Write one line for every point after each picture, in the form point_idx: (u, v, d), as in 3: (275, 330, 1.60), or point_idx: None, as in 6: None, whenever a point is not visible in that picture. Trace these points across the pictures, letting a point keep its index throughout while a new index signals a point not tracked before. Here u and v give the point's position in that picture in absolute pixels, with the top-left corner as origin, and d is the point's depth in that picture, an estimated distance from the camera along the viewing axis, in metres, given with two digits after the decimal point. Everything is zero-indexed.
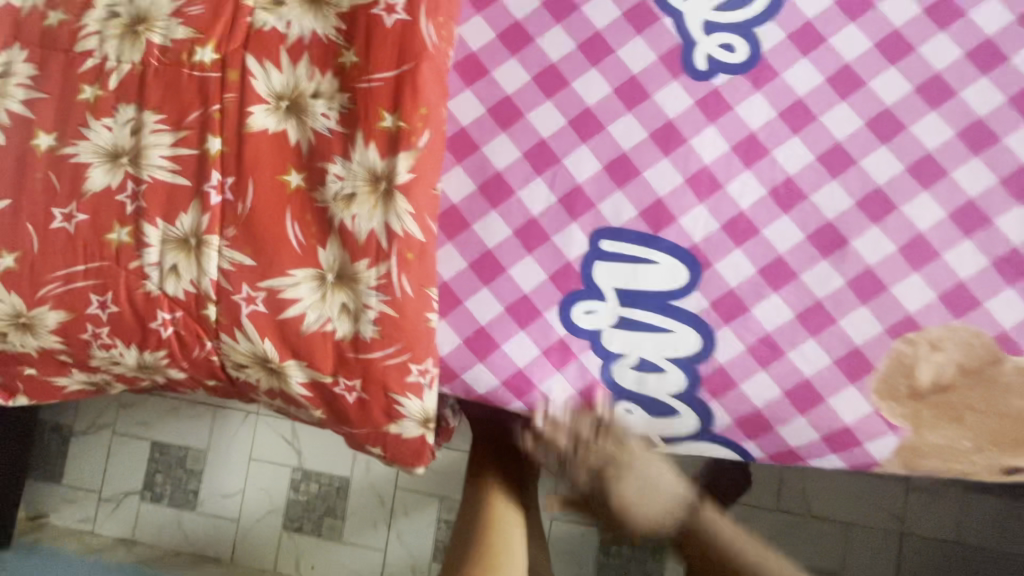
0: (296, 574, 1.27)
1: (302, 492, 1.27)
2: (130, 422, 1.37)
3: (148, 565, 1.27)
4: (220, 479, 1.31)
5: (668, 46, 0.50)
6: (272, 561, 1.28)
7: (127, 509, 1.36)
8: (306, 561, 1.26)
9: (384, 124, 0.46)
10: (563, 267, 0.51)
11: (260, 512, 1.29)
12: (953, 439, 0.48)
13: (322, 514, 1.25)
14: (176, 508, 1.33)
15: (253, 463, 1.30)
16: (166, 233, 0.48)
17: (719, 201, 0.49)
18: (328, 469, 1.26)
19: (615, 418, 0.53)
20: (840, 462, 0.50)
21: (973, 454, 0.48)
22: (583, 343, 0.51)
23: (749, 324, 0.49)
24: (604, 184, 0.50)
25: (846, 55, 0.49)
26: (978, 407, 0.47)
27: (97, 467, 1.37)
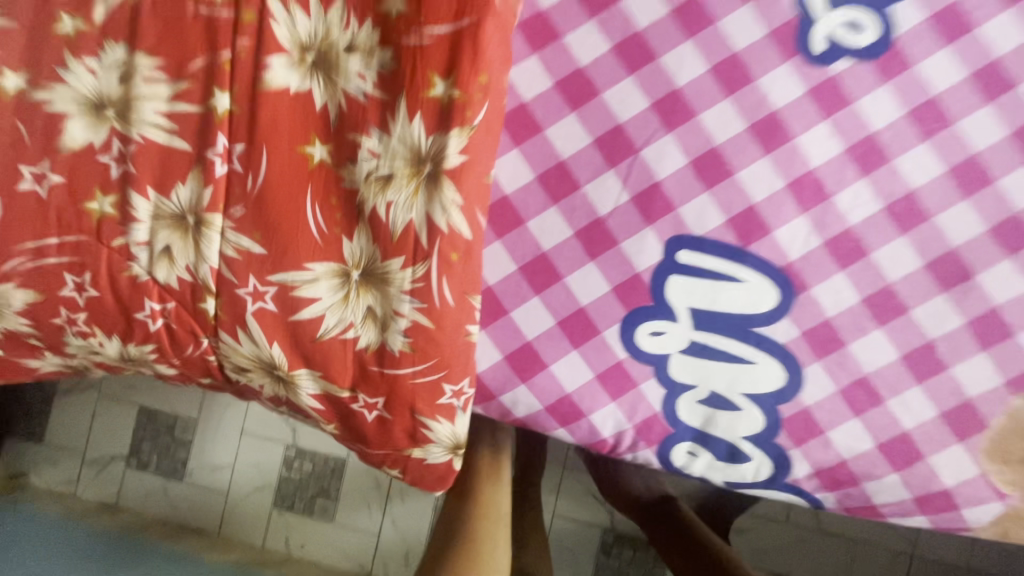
0: (284, 553, 1.16)
1: (294, 470, 1.16)
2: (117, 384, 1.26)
3: (131, 533, 1.16)
4: (210, 448, 1.20)
5: (781, 20, 0.40)
6: (261, 536, 1.18)
7: (111, 473, 1.26)
8: (295, 540, 1.16)
9: (434, 92, 0.37)
10: (630, 280, 0.43)
11: (250, 487, 1.18)
12: None
13: (314, 494, 1.15)
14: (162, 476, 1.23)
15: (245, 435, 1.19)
16: (158, 207, 0.39)
17: (825, 216, 0.41)
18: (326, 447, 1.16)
19: (677, 460, 0.46)
20: (927, 524, 0.44)
21: None
22: (646, 370, 0.44)
23: (844, 362, 0.42)
24: (689, 184, 0.42)
25: (998, 48, 0.39)
26: None
27: (80, 428, 1.27)
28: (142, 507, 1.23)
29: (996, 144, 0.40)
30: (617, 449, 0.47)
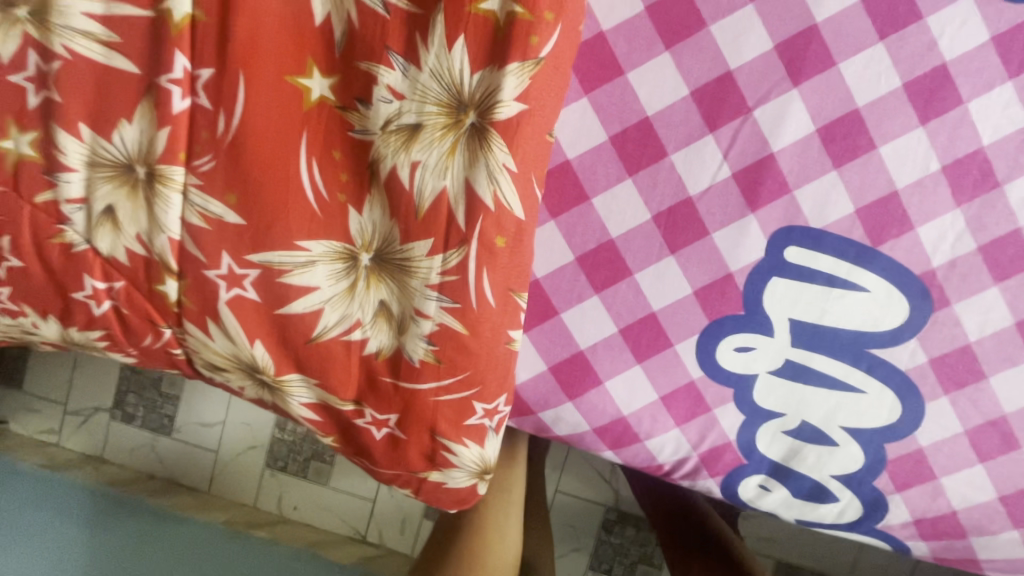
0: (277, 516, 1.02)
1: (289, 431, 1.03)
2: None
3: (114, 484, 0.99)
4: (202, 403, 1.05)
5: None
6: (254, 497, 1.03)
7: (93, 424, 1.09)
8: (288, 502, 1.02)
9: (484, 8, 0.26)
10: (719, 280, 0.33)
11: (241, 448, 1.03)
12: None
13: (308, 458, 1.01)
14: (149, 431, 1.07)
15: None
16: (96, 153, 0.29)
17: (986, 210, 0.31)
18: None
19: (743, 493, 0.38)
20: None
21: None
22: (724, 393, 0.35)
23: (978, 400, 0.33)
24: (813, 157, 0.31)
25: None
26: None
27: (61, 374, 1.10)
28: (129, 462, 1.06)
29: None
30: (674, 478, 0.39)
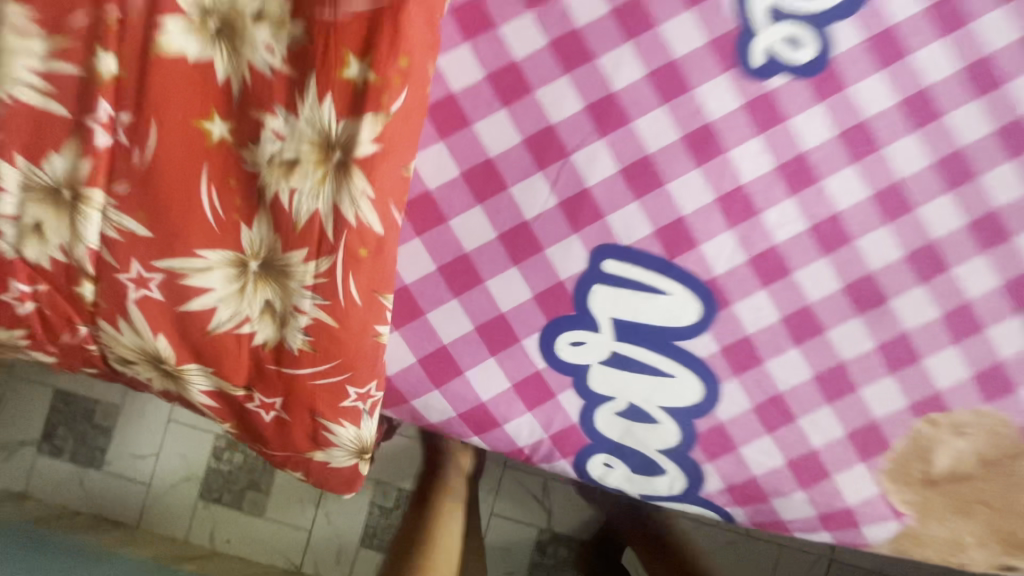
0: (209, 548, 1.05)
1: (224, 461, 1.06)
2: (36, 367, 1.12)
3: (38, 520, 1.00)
4: (135, 436, 1.08)
5: (723, 29, 0.40)
6: (184, 529, 1.05)
7: (20, 459, 1.09)
8: (221, 534, 1.04)
9: (348, 73, 0.34)
10: (553, 287, 0.41)
11: (174, 478, 1.05)
12: (957, 533, 0.43)
13: (243, 487, 1.04)
14: (77, 465, 1.08)
15: (173, 424, 1.08)
16: (30, 178, 0.35)
17: (751, 232, 0.41)
18: None
19: (591, 471, 0.45)
20: (829, 539, 0.45)
21: (975, 551, 0.43)
22: (565, 381, 0.43)
23: (760, 381, 0.42)
24: (618, 191, 0.40)
25: (931, 76, 0.40)
26: (992, 504, 0.42)
27: None
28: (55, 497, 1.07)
29: (916, 171, 0.41)
30: (534, 460, 0.46)
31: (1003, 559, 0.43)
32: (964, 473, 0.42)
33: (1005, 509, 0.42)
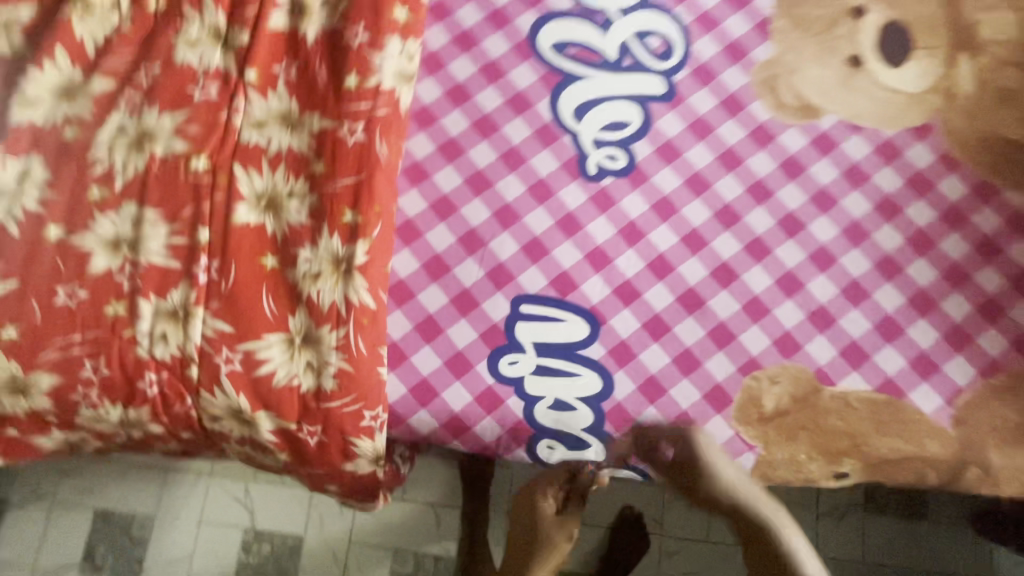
0: None
1: (253, 554, 1.12)
2: (61, 489, 1.13)
3: None
4: (169, 542, 1.12)
5: (568, 156, 0.66)
6: None
7: None
8: None
9: (346, 218, 0.58)
10: (491, 327, 0.63)
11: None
12: (790, 452, 0.63)
13: None
14: None
15: (203, 526, 1.12)
16: (158, 307, 0.57)
17: (611, 273, 0.64)
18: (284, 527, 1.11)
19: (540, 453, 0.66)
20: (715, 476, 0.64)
21: (807, 463, 0.63)
22: (509, 389, 0.63)
23: (638, 368, 0.63)
24: (522, 260, 0.64)
25: (697, 164, 0.66)
26: (805, 426, 0.62)
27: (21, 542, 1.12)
28: None
29: (703, 221, 0.65)
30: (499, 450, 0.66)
31: (827, 465, 0.62)
32: (783, 411, 0.62)
33: (815, 427, 0.62)
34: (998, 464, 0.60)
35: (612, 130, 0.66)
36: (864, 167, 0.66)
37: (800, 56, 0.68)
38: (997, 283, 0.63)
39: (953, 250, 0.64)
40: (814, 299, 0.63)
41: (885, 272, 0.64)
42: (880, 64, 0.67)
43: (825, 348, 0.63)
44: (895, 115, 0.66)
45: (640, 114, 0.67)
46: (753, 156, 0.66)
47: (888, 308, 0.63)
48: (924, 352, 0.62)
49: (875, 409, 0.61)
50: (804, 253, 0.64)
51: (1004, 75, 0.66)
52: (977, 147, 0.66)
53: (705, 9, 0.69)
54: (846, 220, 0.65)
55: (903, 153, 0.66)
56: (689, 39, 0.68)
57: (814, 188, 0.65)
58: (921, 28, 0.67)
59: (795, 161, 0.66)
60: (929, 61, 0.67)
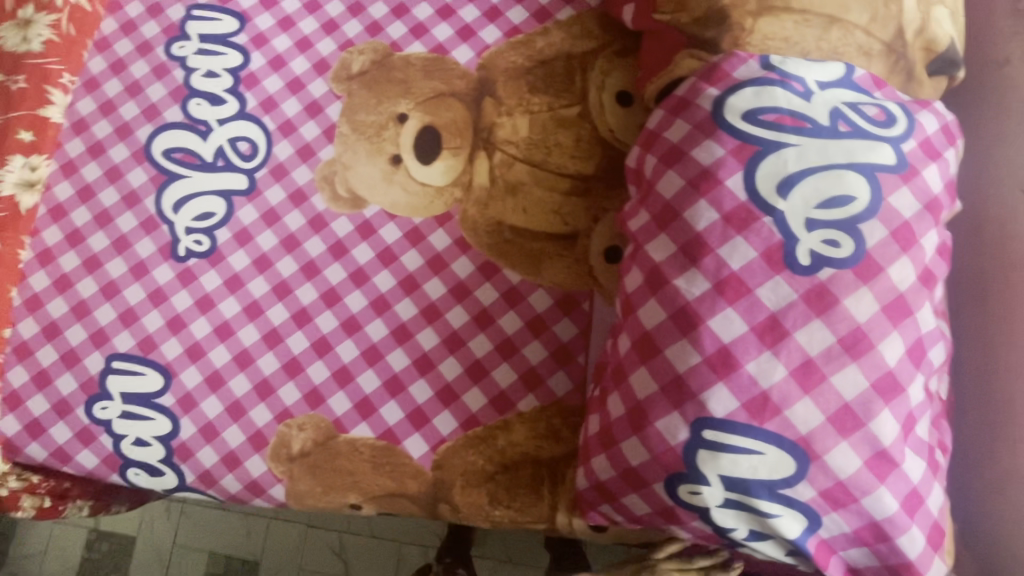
0: None
1: (134, 553, 1.56)
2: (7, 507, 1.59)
3: None
4: (70, 546, 1.57)
5: (164, 241, 0.84)
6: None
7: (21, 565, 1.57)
8: None
9: None
10: (87, 379, 0.81)
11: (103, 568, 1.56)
12: (328, 483, 0.77)
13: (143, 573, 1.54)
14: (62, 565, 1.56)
15: (97, 532, 1.57)
16: None
17: (184, 335, 0.81)
18: (195, 540, 1.55)
19: (225, 486, 0.79)
20: (263, 504, 0.80)
21: (411, 494, 0.75)
22: (101, 428, 0.81)
23: (198, 414, 0.79)
24: (117, 325, 0.82)
25: (264, 247, 0.83)
26: (350, 475, 0.76)
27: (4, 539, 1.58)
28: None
29: (262, 293, 0.81)
30: (107, 477, 0.82)
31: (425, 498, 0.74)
32: (307, 451, 0.77)
33: (373, 460, 0.76)
34: (461, 502, 0.73)
35: (199, 219, 0.84)
36: (394, 249, 0.80)
37: (354, 158, 0.83)
38: (485, 347, 0.76)
39: (455, 320, 0.77)
40: (339, 359, 0.78)
41: (398, 338, 0.78)
42: (415, 163, 0.82)
43: (345, 401, 0.77)
44: (425, 206, 0.81)
45: (227, 207, 0.84)
46: (309, 240, 0.82)
47: (397, 366, 0.77)
48: (420, 405, 0.76)
49: (374, 452, 0.76)
50: (337, 320, 0.79)
51: (513, 171, 0.80)
52: (485, 235, 0.79)
53: (286, 120, 0.86)
54: (375, 293, 0.79)
55: (426, 237, 0.80)
56: (271, 144, 0.86)
57: (353, 266, 0.81)
58: (450, 133, 0.82)
59: (341, 245, 0.81)
60: (454, 161, 0.81)
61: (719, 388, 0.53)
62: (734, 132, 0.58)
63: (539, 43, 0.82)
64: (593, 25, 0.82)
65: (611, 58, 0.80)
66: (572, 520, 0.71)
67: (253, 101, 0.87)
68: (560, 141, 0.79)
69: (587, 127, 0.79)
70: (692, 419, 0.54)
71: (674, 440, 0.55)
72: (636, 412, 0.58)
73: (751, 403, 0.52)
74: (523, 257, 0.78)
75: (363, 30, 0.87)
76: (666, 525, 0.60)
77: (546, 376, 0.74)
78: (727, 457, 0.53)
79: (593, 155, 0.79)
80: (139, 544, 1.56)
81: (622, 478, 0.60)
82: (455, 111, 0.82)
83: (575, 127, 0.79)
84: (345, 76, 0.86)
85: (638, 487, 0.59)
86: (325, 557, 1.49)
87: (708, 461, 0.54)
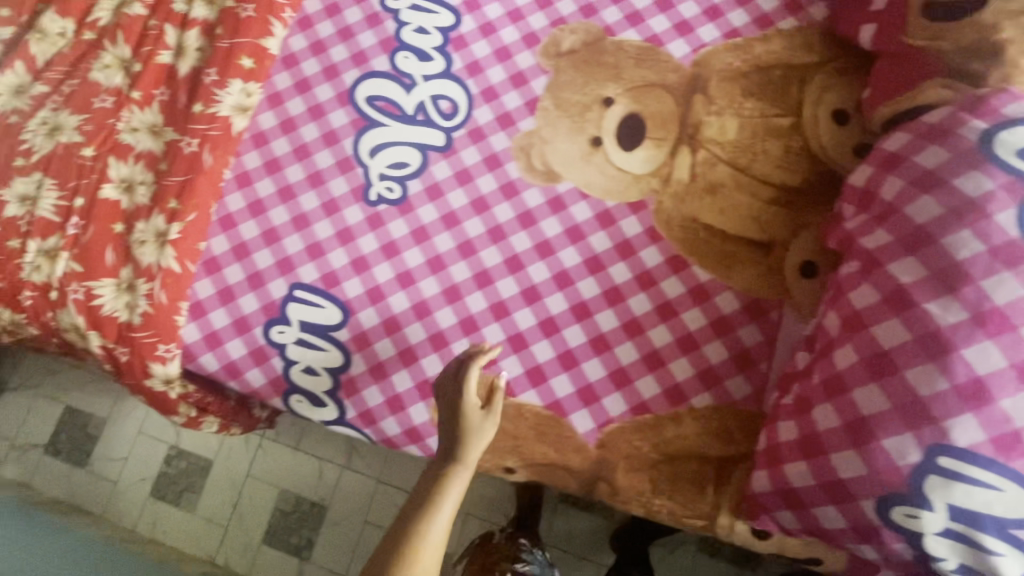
0: (196, 514, 1.60)
1: (209, 476, 1.62)
2: (99, 409, 1.67)
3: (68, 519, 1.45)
4: (151, 457, 1.64)
5: (357, 184, 0.87)
6: (189, 504, 1.61)
7: (102, 467, 1.64)
8: (200, 512, 1.60)
9: (170, 205, 0.83)
10: (269, 302, 0.85)
11: (177, 486, 1.62)
12: (490, 441, 0.79)
13: (213, 497, 1.60)
14: (139, 474, 1.63)
15: (177, 449, 1.64)
16: (41, 247, 0.84)
17: (366, 277, 0.84)
18: (267, 473, 1.60)
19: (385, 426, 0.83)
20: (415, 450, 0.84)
21: (572, 467, 0.76)
22: (275, 351, 0.84)
23: (370, 353, 0.82)
24: (302, 256, 0.85)
25: (454, 205, 0.85)
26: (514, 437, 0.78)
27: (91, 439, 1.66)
28: (124, 488, 1.63)
29: (446, 248, 0.84)
30: (270, 399, 0.86)
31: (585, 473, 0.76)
32: None
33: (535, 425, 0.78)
34: (622, 484, 0.75)
35: (394, 168, 0.87)
36: (583, 228, 0.82)
37: (554, 133, 0.85)
38: (663, 337, 0.77)
39: (636, 306, 0.79)
40: (516, 325, 0.80)
41: (576, 315, 0.79)
42: (615, 148, 0.83)
43: (516, 366, 0.79)
44: (619, 191, 0.82)
45: (422, 161, 0.87)
46: (499, 205, 0.84)
47: (572, 341, 0.79)
48: (591, 383, 0.77)
49: (538, 421, 0.78)
50: (517, 287, 0.81)
51: (715, 171, 0.80)
52: (678, 230, 0.80)
53: (490, 86, 0.88)
54: (558, 267, 0.81)
55: (617, 222, 0.81)
56: (472, 107, 0.88)
57: (540, 238, 0.82)
58: (655, 124, 0.82)
59: (530, 215, 0.83)
60: (655, 152, 0.82)
61: (968, 418, 0.52)
62: (1004, 167, 0.56)
63: (757, 50, 0.83)
64: (815, 40, 0.82)
65: (832, 76, 0.80)
66: (736, 523, 0.71)
67: (460, 63, 0.89)
68: (767, 149, 0.80)
69: (797, 139, 0.79)
70: (929, 443, 0.54)
71: (901, 460, 0.55)
72: (854, 428, 0.59)
73: (1002, 439, 0.51)
74: (713, 256, 0.78)
75: (577, 10, 0.88)
76: (852, 539, 0.62)
77: (723, 376, 0.75)
78: (961, 488, 0.52)
79: (799, 168, 0.79)
80: (215, 468, 1.62)
81: (821, 489, 0.61)
82: (663, 103, 0.83)
83: (784, 137, 0.80)
84: (554, 52, 0.87)
85: (837, 498, 0.60)
86: (391, 513, 1.53)
87: (938, 487, 0.53)
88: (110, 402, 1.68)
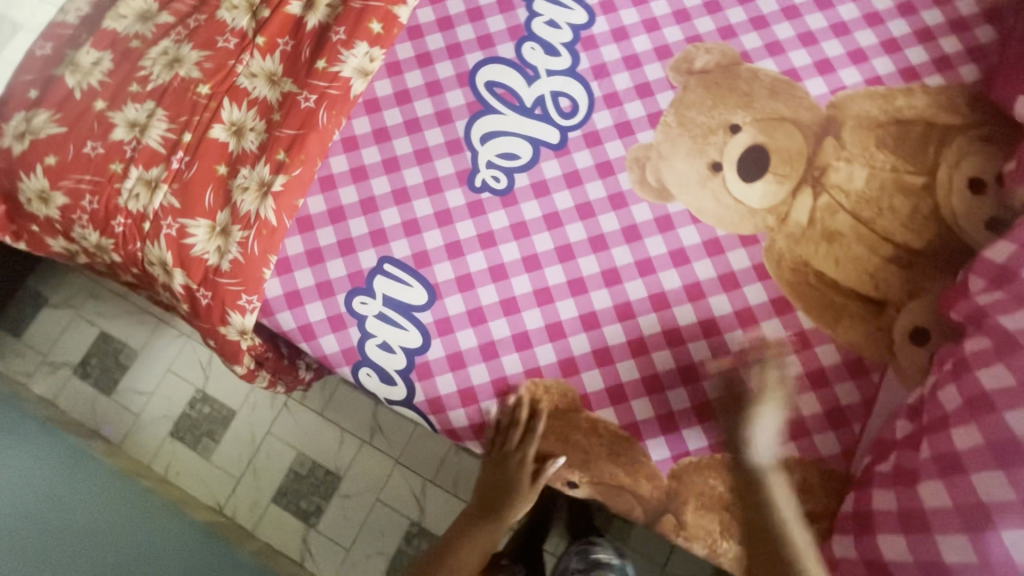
0: (211, 462, 1.59)
1: (229, 425, 1.61)
2: (134, 340, 1.68)
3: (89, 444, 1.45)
4: (177, 396, 1.64)
5: (464, 167, 0.85)
6: (206, 450, 1.61)
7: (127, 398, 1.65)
8: (215, 459, 1.60)
9: (278, 157, 0.81)
10: (357, 271, 0.83)
11: (197, 430, 1.62)
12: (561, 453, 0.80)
13: (231, 446, 1.60)
14: (161, 411, 1.63)
15: (202, 394, 1.64)
16: (141, 176, 0.83)
17: (459, 263, 0.82)
18: (288, 434, 1.59)
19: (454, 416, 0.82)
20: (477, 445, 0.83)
21: (643, 494, 0.76)
22: (353, 321, 0.83)
23: (451, 341, 0.81)
24: (397, 230, 0.84)
25: (559, 206, 0.83)
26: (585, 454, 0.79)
27: (121, 368, 1.67)
28: (144, 422, 1.63)
29: (544, 248, 0.82)
30: (339, 368, 0.85)
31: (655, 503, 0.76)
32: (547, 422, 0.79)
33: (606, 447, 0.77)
34: (690, 520, 0.75)
35: (503, 158, 0.85)
36: (688, 252, 0.80)
37: (673, 151, 0.83)
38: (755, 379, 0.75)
39: (732, 342, 0.76)
40: (604, 339, 0.78)
41: (668, 339, 0.77)
42: (735, 176, 0.80)
43: (598, 380, 0.78)
44: (732, 222, 0.80)
45: (533, 156, 0.85)
46: (605, 214, 0.82)
47: (660, 365, 0.77)
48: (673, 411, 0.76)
49: (614, 441, 0.77)
50: (611, 300, 0.79)
51: (835, 219, 0.78)
52: (788, 272, 0.77)
53: (613, 92, 0.86)
54: (657, 288, 0.79)
55: (724, 252, 0.79)
56: (592, 110, 0.86)
57: (642, 255, 0.80)
58: (781, 159, 0.80)
59: (635, 230, 0.81)
60: (777, 187, 0.79)
61: None
62: None
63: (899, 102, 0.80)
64: (961, 102, 0.79)
65: (973, 142, 0.77)
66: None
67: (587, 63, 0.87)
68: (894, 205, 0.77)
69: (928, 200, 0.76)
70: None
71: None
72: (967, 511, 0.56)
73: None
74: (820, 305, 0.76)
75: (715, 30, 0.86)
76: None
77: (810, 429, 0.73)
78: None
79: (925, 231, 0.76)
80: (237, 419, 1.62)
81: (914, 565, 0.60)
82: (792, 139, 0.80)
83: (914, 197, 0.77)
84: (685, 69, 0.85)
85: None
86: (404, 497, 1.52)
87: None
88: (145, 334, 1.69)
